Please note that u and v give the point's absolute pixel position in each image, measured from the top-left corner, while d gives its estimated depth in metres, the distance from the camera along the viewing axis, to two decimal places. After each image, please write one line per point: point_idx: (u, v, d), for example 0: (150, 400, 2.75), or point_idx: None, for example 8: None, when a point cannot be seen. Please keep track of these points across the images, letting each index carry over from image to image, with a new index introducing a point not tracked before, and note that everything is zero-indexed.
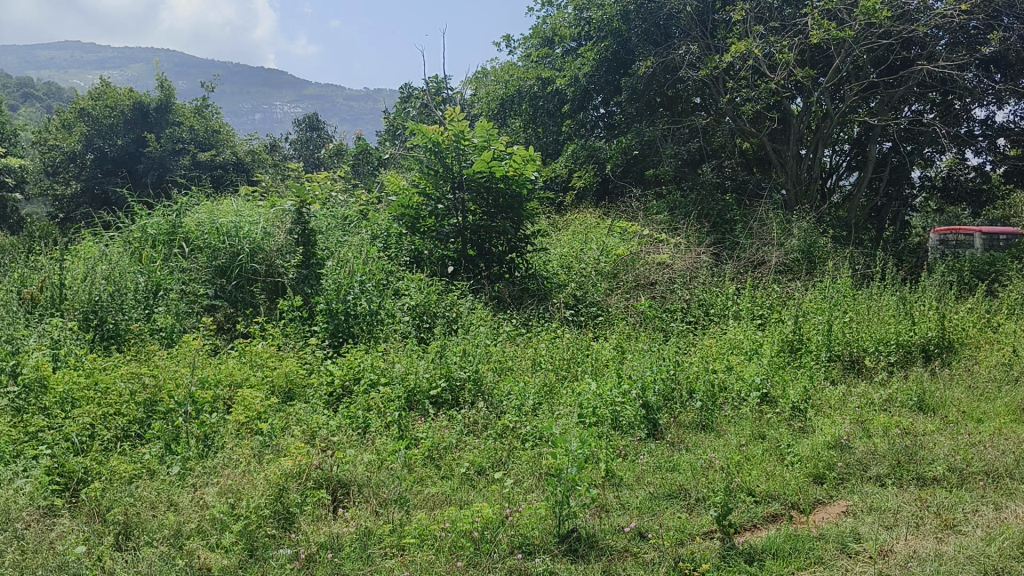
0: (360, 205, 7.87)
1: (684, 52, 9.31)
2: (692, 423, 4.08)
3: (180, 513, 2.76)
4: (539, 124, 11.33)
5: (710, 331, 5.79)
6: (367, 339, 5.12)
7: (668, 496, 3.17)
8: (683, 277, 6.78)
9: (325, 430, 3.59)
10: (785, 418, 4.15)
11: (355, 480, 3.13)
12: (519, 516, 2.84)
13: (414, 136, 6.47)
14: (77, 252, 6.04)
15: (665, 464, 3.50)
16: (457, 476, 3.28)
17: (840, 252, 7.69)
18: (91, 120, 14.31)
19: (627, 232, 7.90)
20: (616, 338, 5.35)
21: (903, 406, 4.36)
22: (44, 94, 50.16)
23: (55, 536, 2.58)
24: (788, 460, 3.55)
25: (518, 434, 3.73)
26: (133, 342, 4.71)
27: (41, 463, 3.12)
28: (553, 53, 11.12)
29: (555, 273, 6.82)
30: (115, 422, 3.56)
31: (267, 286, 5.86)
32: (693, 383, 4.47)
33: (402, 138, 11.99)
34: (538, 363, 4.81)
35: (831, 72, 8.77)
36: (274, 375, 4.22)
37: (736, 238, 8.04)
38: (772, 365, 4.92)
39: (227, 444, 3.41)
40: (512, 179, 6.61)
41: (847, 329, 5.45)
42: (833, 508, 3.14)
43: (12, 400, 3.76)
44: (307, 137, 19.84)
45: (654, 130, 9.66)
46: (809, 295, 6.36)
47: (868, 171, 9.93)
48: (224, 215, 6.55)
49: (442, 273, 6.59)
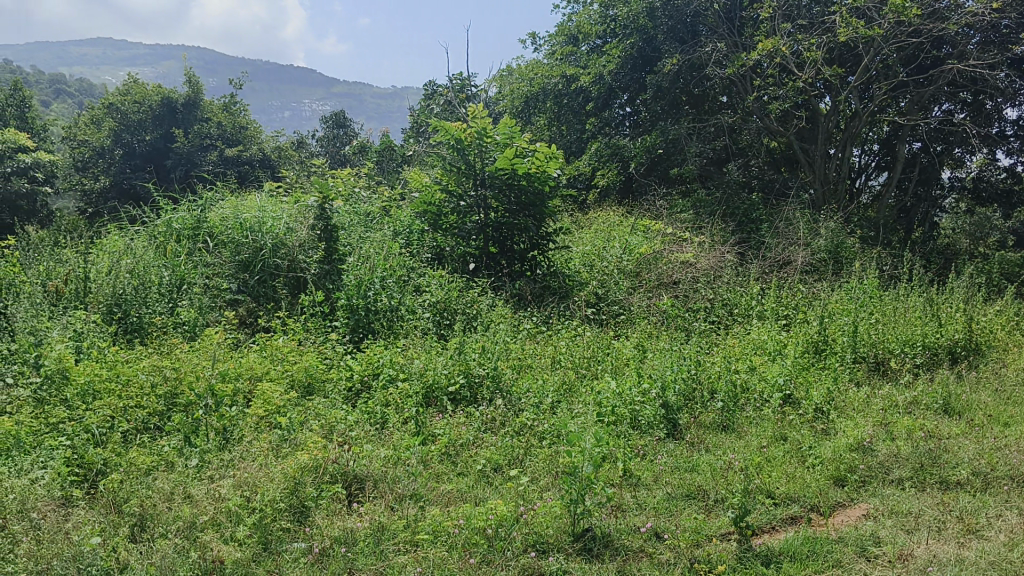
0: (383, 202, 7.88)
1: (711, 50, 9.23)
2: (713, 424, 4.04)
3: (195, 505, 2.77)
4: (564, 122, 11.30)
5: (733, 332, 5.73)
6: (387, 335, 5.13)
7: (685, 496, 3.14)
8: (707, 276, 6.73)
9: (343, 425, 3.59)
10: (808, 420, 4.09)
11: (371, 476, 3.12)
12: (534, 514, 2.80)
13: (437, 133, 6.51)
14: (103, 246, 6.09)
15: (684, 464, 3.46)
16: (473, 473, 3.27)
17: (867, 252, 7.61)
18: (121, 115, 14.54)
19: (651, 229, 7.86)
20: (637, 337, 5.29)
21: (928, 410, 4.29)
22: (76, 91, 50.76)
23: (71, 527, 2.59)
24: (809, 462, 3.51)
25: (535, 432, 3.71)
26: (155, 335, 4.74)
27: (62, 453, 3.14)
28: (579, 50, 11.10)
29: (577, 271, 6.77)
30: (136, 415, 3.59)
31: (289, 280, 5.86)
32: (714, 383, 4.43)
33: (426, 135, 12.01)
34: (557, 361, 4.78)
35: (860, 70, 8.68)
36: (293, 369, 4.25)
37: (762, 237, 7.96)
38: (796, 365, 4.86)
39: (246, 437, 3.43)
40: (535, 176, 6.58)
41: (873, 330, 5.38)
42: (852, 510, 3.10)
43: (35, 392, 3.79)
44: (334, 134, 19.83)
45: (679, 128, 9.60)
46: (835, 296, 6.29)
47: (897, 171, 9.82)
48: (247, 210, 6.57)
49: (463, 270, 6.58)
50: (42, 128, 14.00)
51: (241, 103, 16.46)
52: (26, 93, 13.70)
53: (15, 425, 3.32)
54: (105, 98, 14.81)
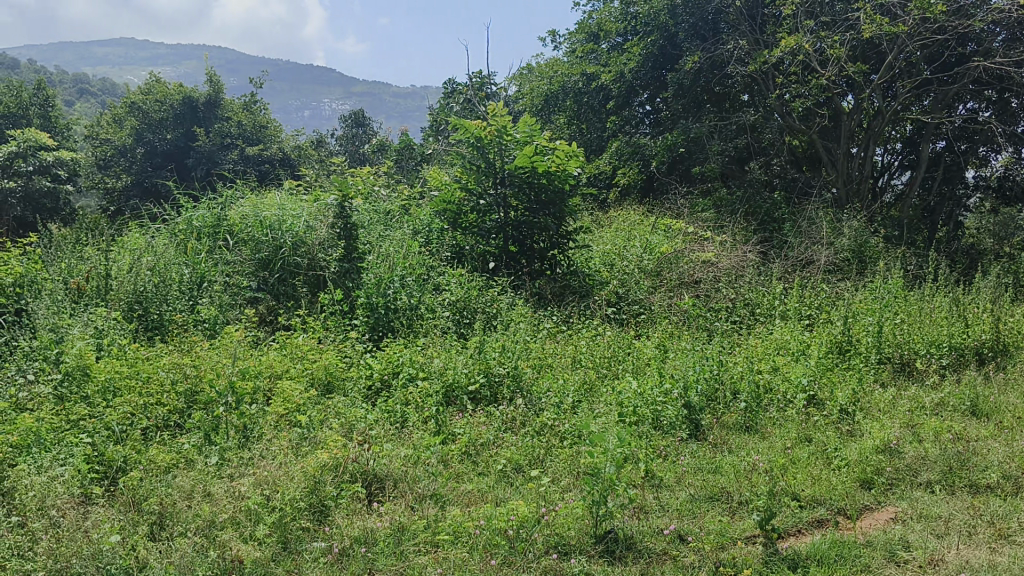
0: (402, 200, 7.86)
1: (732, 48, 9.14)
2: (736, 425, 3.98)
3: (215, 504, 2.75)
4: (584, 120, 11.27)
5: (756, 331, 5.68)
6: (406, 333, 5.11)
7: (708, 498, 3.09)
8: (729, 275, 6.67)
9: (363, 423, 3.58)
10: (833, 422, 4.03)
11: (391, 475, 3.09)
12: (556, 515, 2.77)
13: (456, 132, 6.42)
14: (124, 244, 6.09)
15: (706, 465, 3.41)
16: (494, 473, 3.24)
17: (892, 252, 7.52)
18: (143, 114, 14.61)
19: (672, 228, 7.81)
20: (659, 337, 5.23)
21: (955, 411, 4.23)
22: (99, 90, 51.19)
23: (90, 524, 2.58)
24: (835, 464, 3.46)
25: (556, 432, 3.68)
26: (176, 333, 4.73)
27: (81, 450, 3.14)
28: (599, 48, 11.04)
29: (597, 270, 6.74)
30: (156, 412, 3.58)
31: (308, 279, 5.84)
32: (737, 383, 4.37)
33: (446, 133, 11.99)
34: (578, 361, 4.75)
35: (884, 68, 8.58)
36: (313, 367, 4.24)
37: (784, 237, 7.88)
38: (820, 366, 4.81)
39: (266, 434, 3.42)
40: (554, 175, 6.54)
41: (898, 331, 5.32)
42: (880, 514, 3.04)
43: (55, 389, 3.79)
44: (353, 133, 19.70)
45: (701, 127, 9.53)
46: (859, 296, 6.21)
47: (920, 170, 9.72)
48: (267, 208, 6.55)
49: (483, 269, 6.56)
50: (64, 127, 14.09)
51: (262, 102, 16.51)
52: (48, 92, 13.78)
53: (36, 422, 3.33)
54: (126, 98, 14.89)
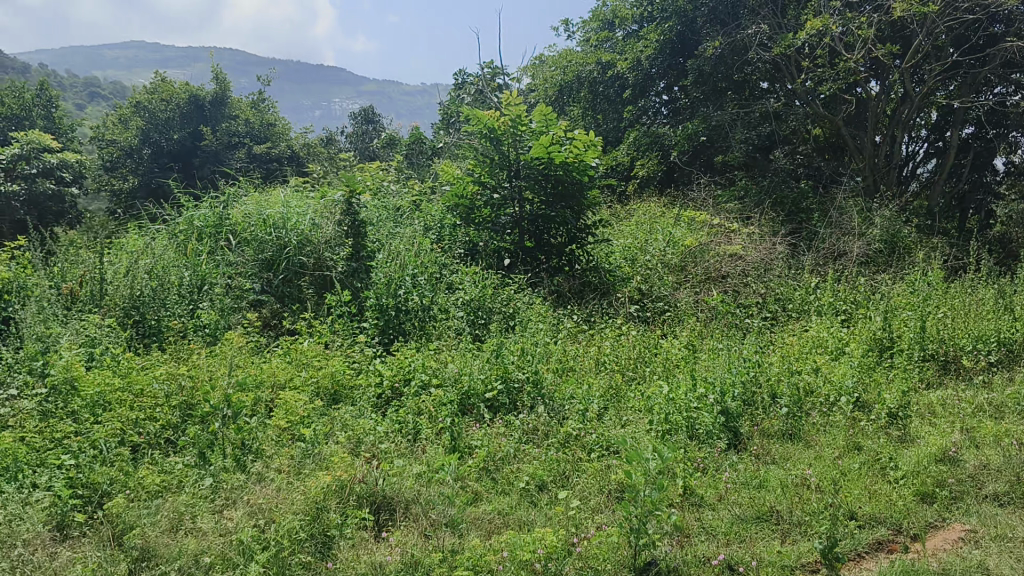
0: (413, 196, 7.54)
1: (754, 32, 8.78)
2: (778, 433, 3.65)
3: (204, 537, 2.46)
4: (599, 111, 10.94)
5: (790, 328, 5.35)
6: (419, 336, 4.81)
7: (757, 519, 2.78)
8: (757, 269, 6.33)
9: (372, 437, 3.28)
10: (882, 427, 3.69)
11: (402, 496, 2.79)
12: (589, 545, 2.47)
13: (469, 122, 6.13)
14: (121, 246, 5.80)
15: (752, 480, 3.09)
16: (516, 492, 2.94)
17: (926, 242, 7.16)
18: (148, 114, 14.25)
19: (695, 221, 7.47)
20: (687, 336, 4.92)
21: (1013, 413, 3.88)
22: (110, 94, 51.28)
23: (60, 565, 2.29)
24: (891, 476, 3.12)
25: (583, 443, 3.38)
26: (173, 340, 4.43)
27: (62, 473, 2.85)
28: (614, 36, 10.71)
29: (618, 266, 6.41)
30: (148, 428, 3.30)
31: (315, 279, 5.54)
32: (775, 386, 4.03)
33: (457, 125, 11.69)
34: (602, 362, 4.44)
35: (911, 51, 8.21)
36: (319, 375, 3.94)
37: (814, 227, 7.52)
38: (862, 365, 4.46)
39: (267, 452, 3.13)
40: (572, 166, 6.19)
41: (942, 326, 4.99)
42: (950, 533, 2.72)
43: (40, 404, 3.50)
44: (363, 129, 19.40)
45: (722, 116, 9.18)
46: (898, 289, 5.86)
47: (949, 158, 9.32)
48: (271, 206, 6.24)
49: (498, 266, 6.26)
50: (68, 127, 13.77)
51: (269, 100, 16.25)
52: (51, 93, 13.51)
53: (15, 442, 3.04)
54: (132, 97, 14.39)
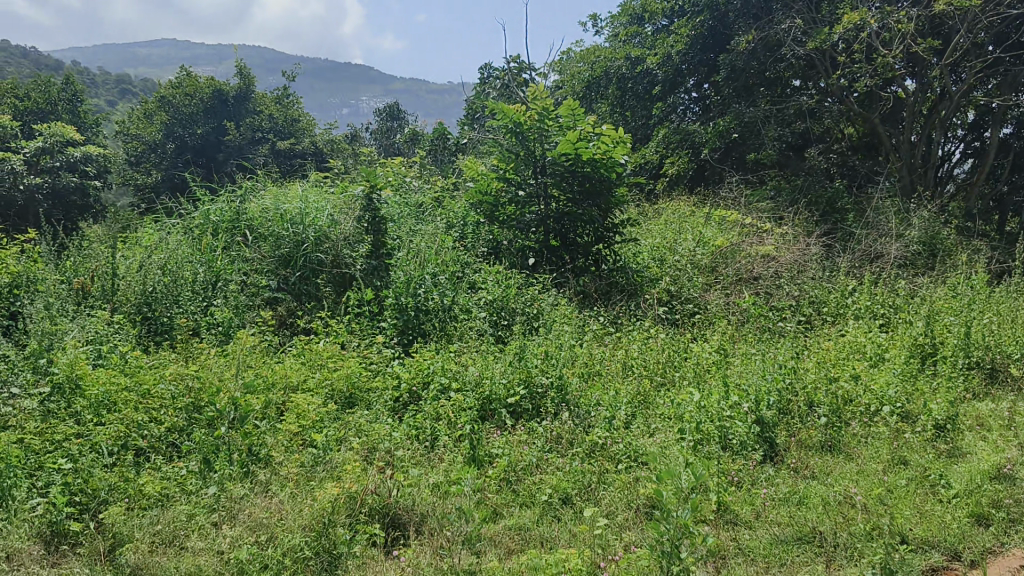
0: (435, 192, 7.38)
1: (788, 26, 8.54)
2: (817, 445, 3.43)
3: (202, 555, 2.29)
4: (627, 107, 10.72)
5: (825, 334, 5.10)
6: (439, 338, 4.63)
7: (797, 541, 2.58)
8: (790, 271, 6.10)
9: (387, 443, 3.10)
10: (928, 440, 3.45)
11: (417, 509, 2.62)
12: (616, 569, 2.28)
13: (494, 116, 5.91)
14: (136, 240, 5.66)
15: (790, 496, 2.88)
16: (539, 506, 2.76)
17: (967, 244, 6.89)
18: (172, 108, 14.38)
19: (726, 220, 7.24)
20: (719, 339, 4.70)
21: None
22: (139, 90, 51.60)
23: None
24: (942, 495, 2.89)
25: (609, 453, 3.18)
26: (184, 338, 4.27)
27: (59, 477, 2.69)
28: (643, 31, 10.48)
29: (647, 266, 6.19)
30: (151, 430, 3.14)
31: (333, 277, 5.38)
32: (813, 395, 3.81)
33: (482, 120, 11.51)
34: (630, 366, 4.24)
35: (952, 47, 7.92)
36: (333, 378, 3.76)
37: (850, 227, 7.27)
38: (904, 373, 4.21)
39: (276, 458, 2.97)
40: (599, 163, 5.97)
41: (988, 332, 4.72)
42: (1011, 561, 2.50)
43: (42, 404, 3.35)
44: (387, 127, 19.30)
45: (755, 112, 8.92)
46: (939, 293, 5.60)
47: (989, 157, 8.98)
48: (289, 201, 6.09)
49: (523, 264, 6.04)
50: (93, 121, 13.78)
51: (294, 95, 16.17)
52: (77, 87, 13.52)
53: (13, 443, 2.88)
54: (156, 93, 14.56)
